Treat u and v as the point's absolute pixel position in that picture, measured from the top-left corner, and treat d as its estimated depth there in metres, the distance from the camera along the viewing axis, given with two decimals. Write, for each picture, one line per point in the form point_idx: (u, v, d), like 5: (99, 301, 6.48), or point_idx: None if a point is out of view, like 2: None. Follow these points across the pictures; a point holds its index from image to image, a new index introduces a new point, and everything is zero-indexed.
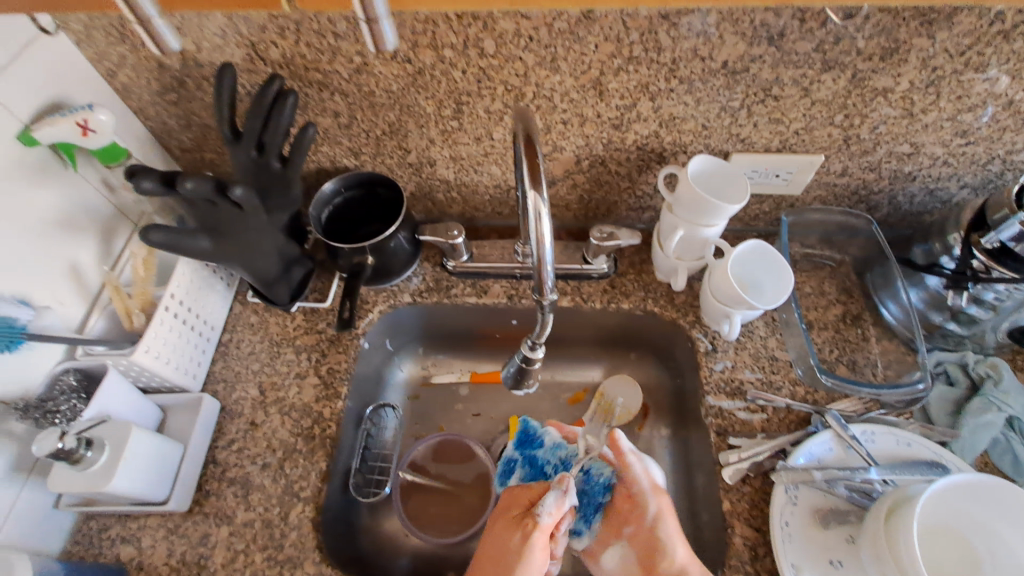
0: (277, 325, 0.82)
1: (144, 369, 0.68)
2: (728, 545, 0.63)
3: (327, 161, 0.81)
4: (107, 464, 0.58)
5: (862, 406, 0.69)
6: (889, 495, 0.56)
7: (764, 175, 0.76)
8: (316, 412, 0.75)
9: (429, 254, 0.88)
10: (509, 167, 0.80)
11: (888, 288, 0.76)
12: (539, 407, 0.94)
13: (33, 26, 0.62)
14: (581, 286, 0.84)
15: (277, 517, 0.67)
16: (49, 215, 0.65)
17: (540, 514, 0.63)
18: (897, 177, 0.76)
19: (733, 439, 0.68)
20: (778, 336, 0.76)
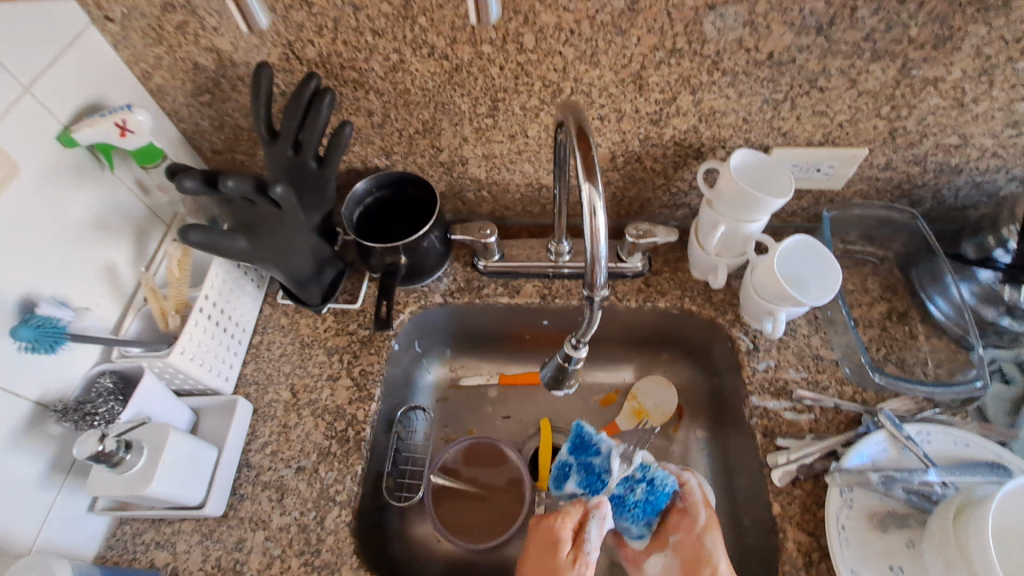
0: (308, 327, 0.82)
1: (180, 370, 0.67)
2: (780, 550, 0.60)
3: (358, 161, 0.81)
4: (146, 466, 0.57)
5: (916, 405, 0.66)
6: (957, 495, 0.54)
7: (805, 170, 0.74)
8: (349, 414, 0.74)
9: (459, 254, 0.87)
10: (542, 165, 0.79)
11: (937, 283, 0.75)
12: (571, 409, 0.92)
13: (73, 28, 0.62)
14: (616, 285, 0.82)
15: (313, 521, 0.66)
16: (86, 216, 0.64)
17: (588, 550, 0.60)
18: (942, 170, 0.74)
19: (781, 441, 0.66)
20: (821, 334, 0.74)
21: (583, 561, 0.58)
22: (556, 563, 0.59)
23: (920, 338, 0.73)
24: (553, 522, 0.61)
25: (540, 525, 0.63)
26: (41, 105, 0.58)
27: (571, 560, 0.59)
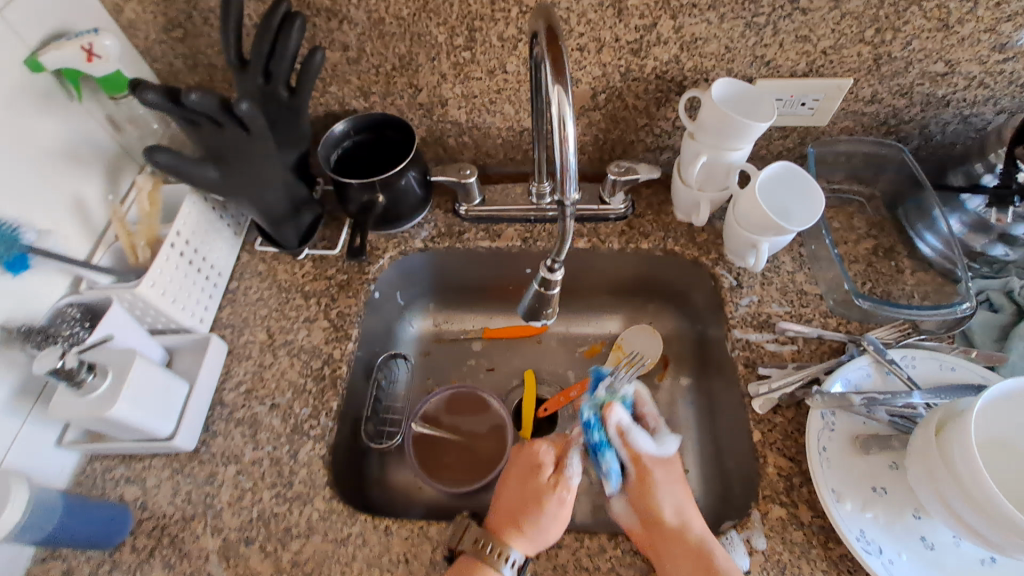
0: (286, 272, 0.80)
1: (150, 305, 0.65)
2: (761, 476, 0.59)
3: (336, 103, 0.79)
4: (109, 391, 0.55)
5: (901, 331, 0.65)
6: (938, 409, 0.52)
7: (789, 104, 0.73)
8: (326, 353, 0.72)
9: (440, 201, 0.86)
10: (523, 105, 0.78)
11: (924, 219, 0.73)
12: (556, 361, 0.91)
13: None
14: (598, 227, 0.81)
15: (287, 455, 0.64)
16: (53, 145, 0.62)
17: (570, 476, 0.60)
18: (930, 102, 0.72)
19: (762, 369, 0.65)
20: (806, 270, 0.73)
21: (564, 484, 0.59)
22: (538, 485, 0.59)
23: (907, 273, 0.72)
24: (534, 449, 0.62)
25: (520, 454, 0.64)
26: (4, 24, 0.56)
27: (552, 482, 0.59)
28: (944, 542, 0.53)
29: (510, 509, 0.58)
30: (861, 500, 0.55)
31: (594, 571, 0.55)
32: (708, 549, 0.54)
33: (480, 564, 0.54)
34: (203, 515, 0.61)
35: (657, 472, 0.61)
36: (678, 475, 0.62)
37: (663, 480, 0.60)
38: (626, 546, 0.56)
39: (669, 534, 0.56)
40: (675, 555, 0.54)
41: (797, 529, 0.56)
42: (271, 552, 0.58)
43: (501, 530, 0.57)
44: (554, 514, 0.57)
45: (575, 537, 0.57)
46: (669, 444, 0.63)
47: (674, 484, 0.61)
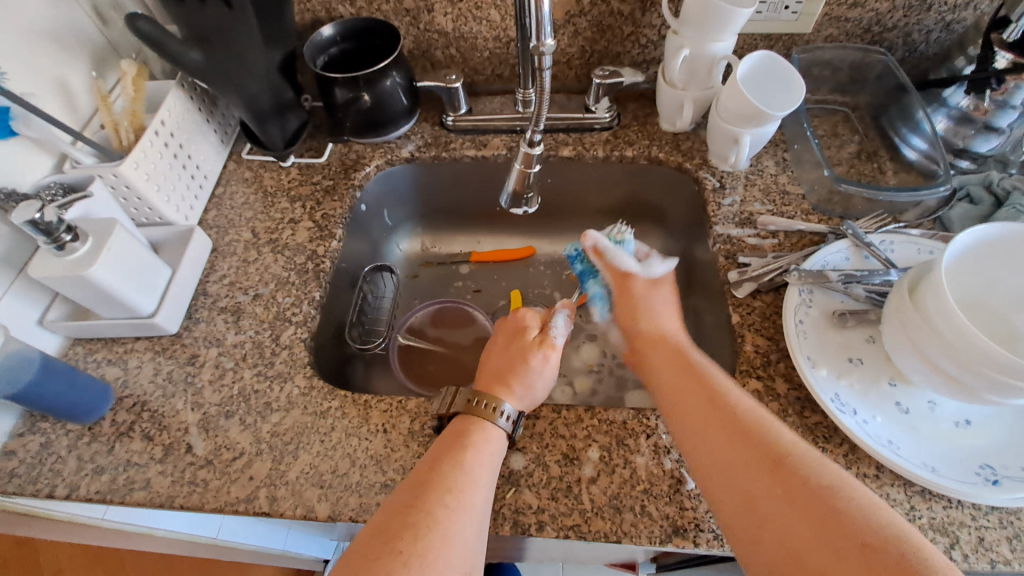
0: (272, 179, 0.80)
1: (135, 190, 0.65)
2: (739, 353, 0.59)
3: (322, 9, 0.79)
4: (89, 252, 0.56)
5: (880, 221, 0.66)
6: (910, 272, 0.52)
7: (772, 8, 0.73)
8: (310, 250, 0.73)
9: (427, 115, 0.87)
10: (508, 10, 0.78)
11: (908, 122, 0.73)
12: (543, 282, 0.90)
13: None
14: (583, 137, 0.81)
15: (268, 339, 0.65)
16: (37, 23, 0.63)
17: (555, 335, 0.62)
18: (912, 6, 0.73)
19: (742, 259, 0.66)
20: (789, 173, 0.73)
21: (551, 345, 0.60)
22: (523, 344, 0.61)
23: (888, 174, 0.72)
24: (520, 315, 0.64)
25: (506, 323, 0.65)
26: None
27: (537, 340, 0.61)
28: (919, 407, 0.53)
29: (496, 369, 0.59)
30: (836, 369, 0.55)
31: (571, 438, 0.55)
32: (691, 355, 0.57)
33: (474, 417, 0.53)
34: (183, 392, 0.61)
35: (638, 283, 0.67)
36: (665, 292, 0.66)
37: (643, 290, 0.66)
38: (604, 417, 0.56)
39: (647, 344, 0.61)
40: (658, 362, 0.58)
41: (773, 400, 0.56)
42: (251, 424, 0.58)
43: (487, 384, 0.57)
44: (540, 370, 0.58)
45: (553, 409, 0.58)
46: (657, 266, 0.68)
47: (656, 293, 0.66)
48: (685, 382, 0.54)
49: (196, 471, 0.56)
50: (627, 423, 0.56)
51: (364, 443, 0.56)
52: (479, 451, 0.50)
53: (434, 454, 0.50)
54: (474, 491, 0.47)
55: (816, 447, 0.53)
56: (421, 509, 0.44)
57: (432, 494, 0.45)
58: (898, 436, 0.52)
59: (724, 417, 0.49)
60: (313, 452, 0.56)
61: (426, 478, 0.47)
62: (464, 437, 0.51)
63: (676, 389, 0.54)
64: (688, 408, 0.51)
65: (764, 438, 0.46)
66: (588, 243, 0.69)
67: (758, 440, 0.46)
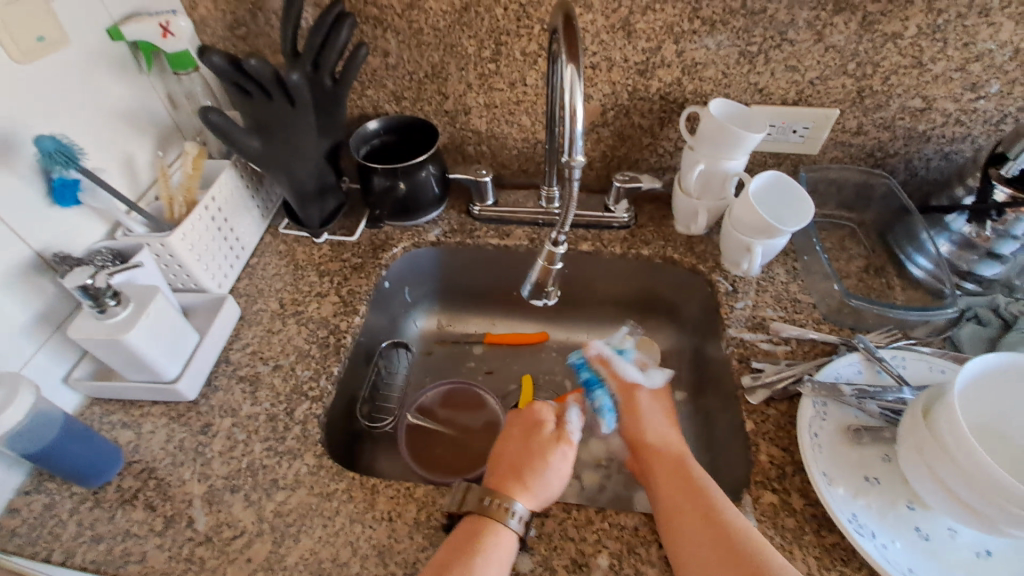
0: (304, 253, 0.84)
1: (177, 259, 0.69)
2: (753, 462, 0.59)
3: (370, 106, 0.87)
4: (129, 317, 0.59)
5: (891, 336, 0.67)
6: (923, 395, 0.52)
7: (781, 131, 0.79)
8: (333, 324, 0.75)
9: (455, 203, 0.92)
10: (539, 117, 0.85)
11: (913, 242, 0.76)
12: (556, 369, 0.91)
13: None
14: (602, 234, 0.86)
15: (283, 412, 0.65)
16: (117, 107, 0.70)
17: (571, 430, 0.62)
18: (911, 137, 0.79)
19: (756, 363, 0.67)
20: (799, 281, 0.76)
21: (566, 441, 0.60)
22: (540, 440, 0.60)
23: (896, 289, 0.75)
24: (533, 410, 0.64)
25: (519, 417, 0.65)
26: None
27: (554, 437, 0.61)
28: (939, 534, 0.52)
29: (512, 465, 0.58)
30: (852, 489, 0.54)
31: (581, 542, 0.54)
32: (690, 465, 0.58)
33: (485, 519, 0.53)
34: (192, 461, 0.61)
35: (643, 396, 0.66)
36: (662, 407, 0.67)
37: (647, 404, 0.66)
38: (614, 520, 0.55)
39: (649, 454, 0.61)
40: (657, 474, 0.58)
41: (789, 515, 0.55)
42: (255, 501, 0.58)
43: (501, 483, 0.57)
44: (558, 467, 0.58)
45: (563, 508, 0.56)
46: (657, 377, 0.68)
47: (656, 407, 0.66)
48: (683, 494, 0.54)
49: (194, 548, 0.55)
50: (639, 529, 0.54)
51: (367, 531, 0.55)
52: (488, 558, 0.50)
53: (442, 560, 0.50)
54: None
55: (833, 570, 0.51)
56: None
57: None
58: (918, 564, 0.50)
59: (716, 536, 0.50)
60: (315, 537, 0.55)
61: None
62: (473, 541, 0.51)
63: (673, 502, 0.54)
64: (684, 520, 0.52)
65: (757, 565, 0.47)
66: (592, 350, 0.69)
67: (751, 566, 0.47)
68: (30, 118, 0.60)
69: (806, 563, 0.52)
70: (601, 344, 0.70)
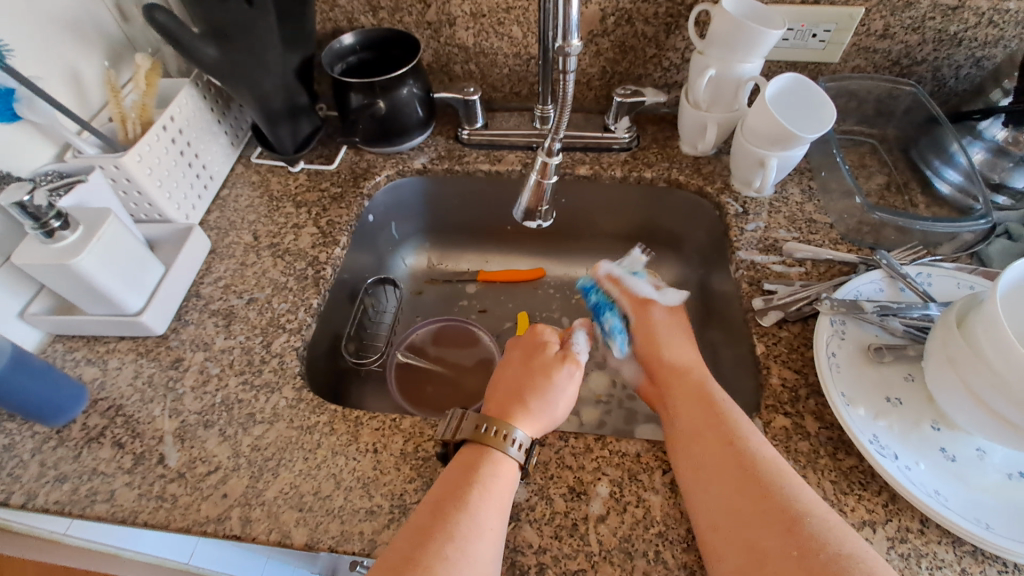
0: (279, 184, 0.78)
1: (134, 182, 0.63)
2: (764, 386, 0.54)
3: (345, 19, 0.79)
4: (79, 242, 0.53)
5: (915, 253, 0.62)
6: (956, 304, 0.48)
7: (799, 35, 0.72)
8: (312, 256, 0.69)
9: (443, 129, 0.85)
10: (531, 27, 0.77)
11: (940, 154, 0.70)
12: (553, 306, 0.86)
13: None
14: (601, 157, 0.79)
15: (259, 345, 0.61)
16: (56, 13, 0.62)
17: (576, 351, 0.59)
18: (942, 40, 0.71)
19: (768, 286, 0.62)
20: (815, 202, 0.70)
21: (573, 359, 0.57)
22: (542, 361, 0.57)
23: (920, 207, 0.69)
24: (537, 332, 0.61)
25: (521, 340, 0.61)
26: None
27: (559, 357, 0.58)
28: (966, 455, 0.47)
29: (512, 389, 0.55)
30: (872, 410, 0.50)
31: (579, 470, 0.50)
32: (711, 390, 0.53)
33: (483, 448, 0.49)
34: (162, 397, 0.57)
35: (657, 311, 0.64)
36: (679, 324, 0.63)
37: (663, 317, 0.63)
38: (615, 448, 0.51)
39: (666, 378, 0.57)
40: (673, 398, 0.54)
41: (803, 439, 0.51)
42: (231, 436, 0.54)
43: (506, 406, 0.53)
44: (562, 388, 0.55)
45: (561, 437, 0.53)
46: (672, 296, 0.66)
47: (673, 323, 0.63)
48: (704, 420, 0.50)
49: (166, 485, 0.51)
50: (641, 456, 0.51)
51: (351, 463, 0.51)
52: (489, 490, 0.46)
53: (436, 494, 0.46)
54: (480, 540, 0.43)
55: (852, 495, 0.47)
56: (424, 560, 0.41)
57: (433, 544, 0.41)
58: (943, 486, 0.46)
59: (740, 462, 0.45)
60: (295, 471, 0.51)
61: (429, 524, 0.43)
62: (472, 475, 0.47)
63: (693, 427, 0.50)
64: (703, 447, 0.48)
65: (781, 497, 0.43)
66: (601, 273, 0.69)
67: (770, 496, 0.43)
68: None
69: (822, 487, 0.48)
70: (608, 266, 0.70)
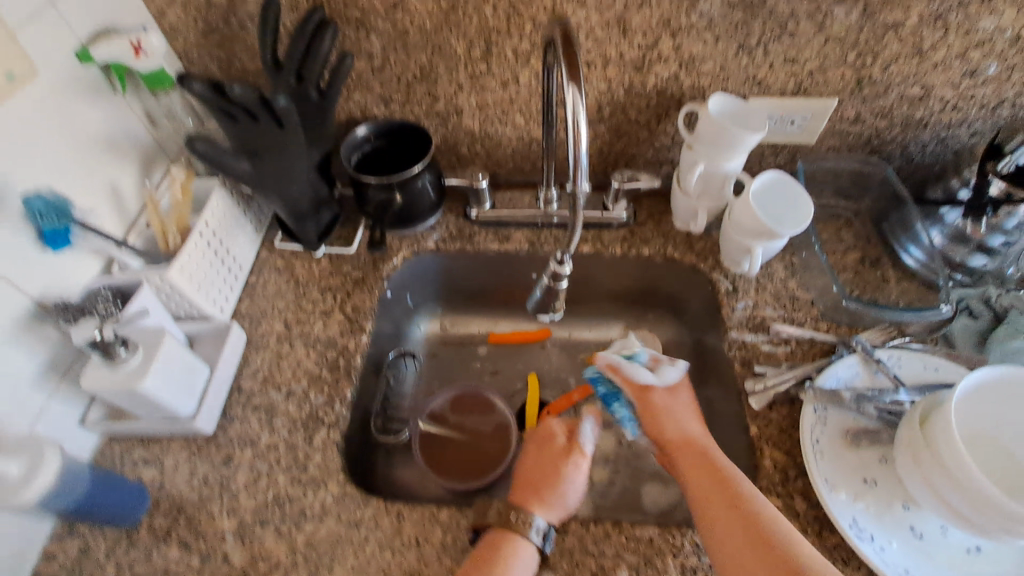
0: (303, 269, 0.83)
1: (177, 291, 0.68)
2: (758, 468, 0.62)
3: (357, 109, 0.84)
4: (140, 366, 0.59)
5: (886, 333, 0.69)
6: (921, 402, 0.55)
7: (779, 123, 0.78)
8: (340, 345, 0.75)
9: (452, 206, 0.91)
10: (532, 115, 0.82)
11: (907, 232, 0.78)
12: (560, 367, 0.93)
13: None
14: (602, 234, 0.85)
15: (301, 440, 0.67)
16: (96, 135, 0.66)
17: (582, 442, 0.64)
18: (909, 124, 0.78)
19: (758, 368, 0.69)
20: (797, 277, 0.77)
21: (577, 452, 0.63)
22: (552, 454, 0.64)
23: (891, 281, 0.76)
24: (547, 424, 0.67)
25: (536, 429, 0.68)
26: (62, 17, 0.60)
27: (566, 449, 0.64)
28: (931, 532, 0.55)
29: (528, 479, 0.62)
30: (851, 492, 0.58)
31: (600, 556, 0.57)
32: (716, 454, 0.61)
33: (506, 532, 0.56)
34: (219, 496, 0.63)
35: (657, 396, 0.68)
36: (681, 401, 0.68)
37: (663, 402, 0.68)
38: (631, 533, 0.58)
39: (677, 445, 0.63)
40: (683, 464, 0.61)
41: (792, 519, 0.58)
42: (286, 532, 0.60)
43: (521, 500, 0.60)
44: (570, 479, 0.61)
45: (582, 523, 0.60)
46: (671, 373, 0.69)
47: (675, 404, 0.68)
48: (714, 484, 0.57)
49: None
50: (654, 540, 0.58)
51: (397, 557, 0.58)
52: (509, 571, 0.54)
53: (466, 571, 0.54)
54: None
55: None
56: None
57: None
58: (912, 563, 0.54)
59: (749, 523, 0.53)
60: (348, 565, 0.58)
61: None
62: (495, 551, 0.55)
63: (705, 493, 0.57)
64: (718, 513, 0.55)
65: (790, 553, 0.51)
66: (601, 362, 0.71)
67: (779, 554, 0.51)
68: (18, 170, 0.57)
69: None
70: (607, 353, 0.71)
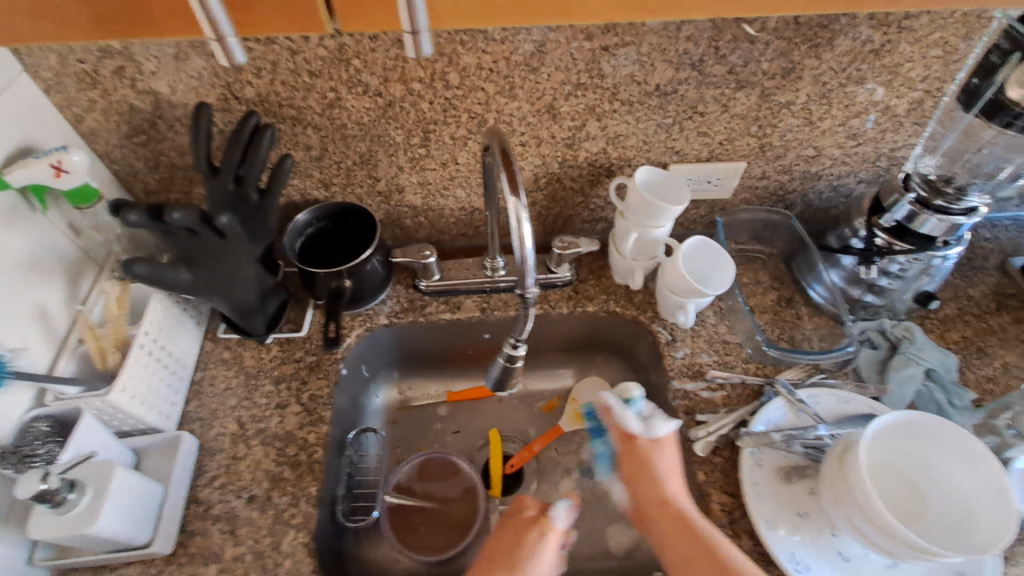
0: (253, 358, 0.82)
1: (119, 410, 0.66)
2: (707, 513, 0.68)
3: (298, 193, 0.84)
4: (90, 506, 0.57)
5: (806, 371, 0.78)
6: (839, 443, 0.63)
7: (697, 183, 0.86)
8: (301, 439, 0.74)
9: (400, 278, 0.92)
10: (473, 190, 0.86)
11: (812, 272, 0.87)
12: (519, 420, 0.96)
13: (17, 64, 0.63)
14: (548, 295, 0.90)
15: (269, 547, 0.66)
16: (18, 258, 0.63)
17: (552, 517, 0.67)
18: (807, 177, 0.88)
19: (700, 416, 0.75)
20: (726, 322, 0.85)
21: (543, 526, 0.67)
22: (521, 528, 0.67)
23: (804, 318, 0.85)
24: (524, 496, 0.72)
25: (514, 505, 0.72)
26: None
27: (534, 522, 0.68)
28: (856, 553, 0.64)
29: (491, 552, 0.66)
30: (788, 525, 0.65)
31: None
32: (688, 513, 0.64)
33: None
34: None
35: (641, 444, 0.70)
36: (665, 454, 0.69)
37: (645, 453, 0.69)
38: None
39: (653, 505, 0.66)
40: (663, 530, 0.64)
41: None
42: None
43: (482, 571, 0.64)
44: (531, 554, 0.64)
45: None
46: (661, 426, 0.70)
47: (658, 456, 0.69)
48: (692, 545, 0.61)
49: None
50: None
51: None
52: None
53: None
54: None
55: None
56: None
57: None
58: None
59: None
60: None
61: None
62: None
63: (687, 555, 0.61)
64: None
65: None
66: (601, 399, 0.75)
67: None
68: None
69: None
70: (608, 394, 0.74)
